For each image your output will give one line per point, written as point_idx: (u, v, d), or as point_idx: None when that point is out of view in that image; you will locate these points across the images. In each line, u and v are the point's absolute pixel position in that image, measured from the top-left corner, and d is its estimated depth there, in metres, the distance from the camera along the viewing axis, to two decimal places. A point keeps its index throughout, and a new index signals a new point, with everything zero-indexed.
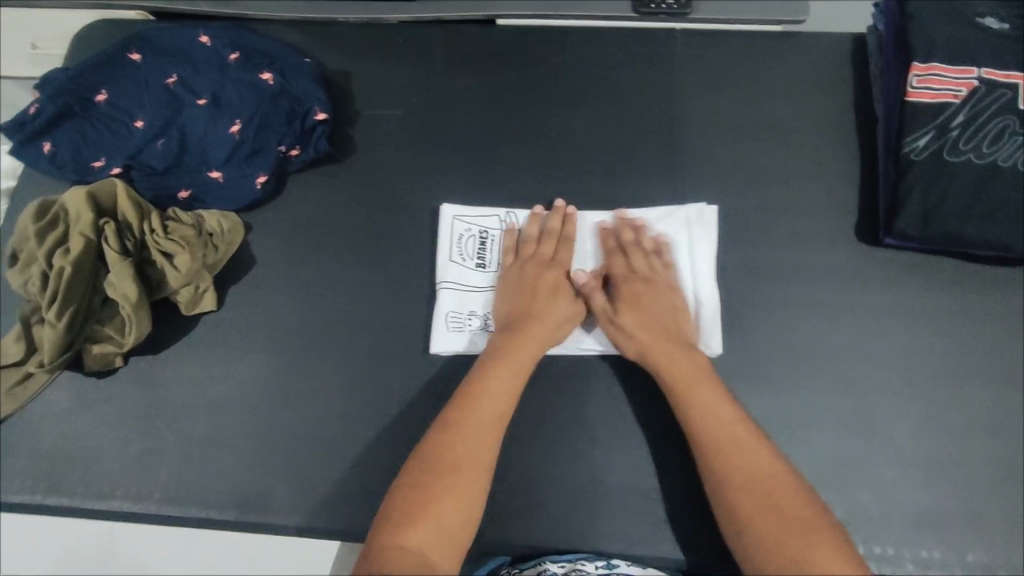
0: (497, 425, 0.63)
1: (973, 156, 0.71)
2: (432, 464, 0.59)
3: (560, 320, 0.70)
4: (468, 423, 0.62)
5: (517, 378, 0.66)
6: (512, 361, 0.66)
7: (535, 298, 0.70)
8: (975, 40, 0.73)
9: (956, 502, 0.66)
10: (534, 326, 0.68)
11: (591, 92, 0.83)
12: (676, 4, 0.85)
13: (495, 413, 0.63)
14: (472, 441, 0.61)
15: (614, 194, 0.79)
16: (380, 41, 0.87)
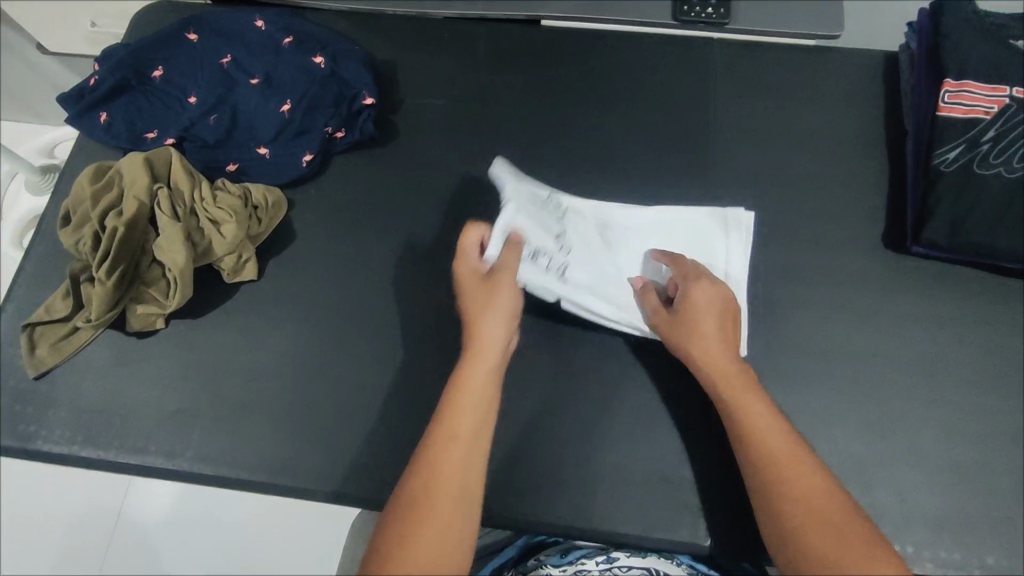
0: (463, 449, 0.57)
1: (1003, 170, 0.72)
2: (400, 507, 0.54)
3: (494, 320, 0.63)
4: (444, 450, 0.56)
5: (485, 398, 0.60)
6: (467, 385, 0.60)
7: (474, 303, 0.64)
8: (1009, 59, 0.75)
9: (979, 509, 0.67)
10: (477, 336, 0.63)
11: (628, 93, 0.86)
12: (716, 13, 0.87)
13: (459, 435, 0.57)
14: (450, 473, 0.55)
15: (648, 191, 0.81)
16: (427, 34, 0.90)
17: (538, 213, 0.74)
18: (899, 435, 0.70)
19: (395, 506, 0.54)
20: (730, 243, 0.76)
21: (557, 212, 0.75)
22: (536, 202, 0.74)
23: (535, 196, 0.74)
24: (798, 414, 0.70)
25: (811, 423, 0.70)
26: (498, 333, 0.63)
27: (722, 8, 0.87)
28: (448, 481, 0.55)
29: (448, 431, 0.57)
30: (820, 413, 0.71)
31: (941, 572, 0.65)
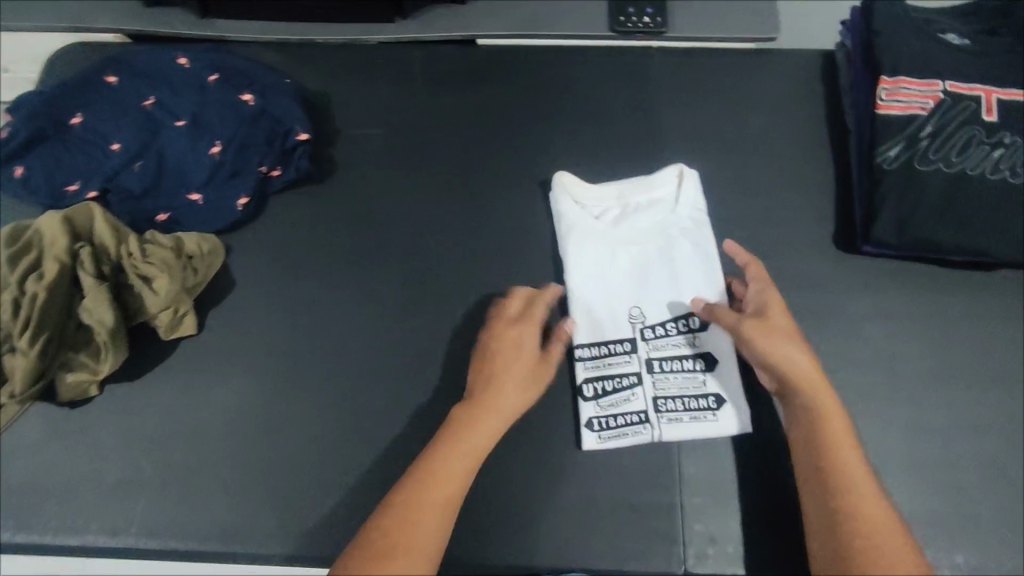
0: (444, 510, 0.57)
1: (941, 165, 0.72)
2: (371, 545, 0.53)
3: (520, 391, 0.65)
4: (424, 509, 0.56)
5: (468, 470, 0.60)
6: (462, 446, 0.60)
7: (516, 369, 0.65)
8: (940, 55, 0.76)
9: (949, 503, 0.68)
10: (494, 395, 0.63)
11: (570, 109, 0.84)
12: (652, 23, 0.86)
13: (438, 500, 0.57)
14: (424, 533, 0.55)
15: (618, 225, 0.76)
16: (360, 60, 0.87)
17: (678, 369, 0.71)
18: (865, 438, 0.70)
19: (369, 541, 0.54)
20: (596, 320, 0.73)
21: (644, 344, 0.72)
22: (683, 379, 0.70)
23: (691, 379, 0.70)
24: (765, 427, 0.69)
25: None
26: (513, 406, 0.64)
27: (658, 17, 0.86)
28: (421, 541, 0.54)
29: (430, 490, 0.57)
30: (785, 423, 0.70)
31: None
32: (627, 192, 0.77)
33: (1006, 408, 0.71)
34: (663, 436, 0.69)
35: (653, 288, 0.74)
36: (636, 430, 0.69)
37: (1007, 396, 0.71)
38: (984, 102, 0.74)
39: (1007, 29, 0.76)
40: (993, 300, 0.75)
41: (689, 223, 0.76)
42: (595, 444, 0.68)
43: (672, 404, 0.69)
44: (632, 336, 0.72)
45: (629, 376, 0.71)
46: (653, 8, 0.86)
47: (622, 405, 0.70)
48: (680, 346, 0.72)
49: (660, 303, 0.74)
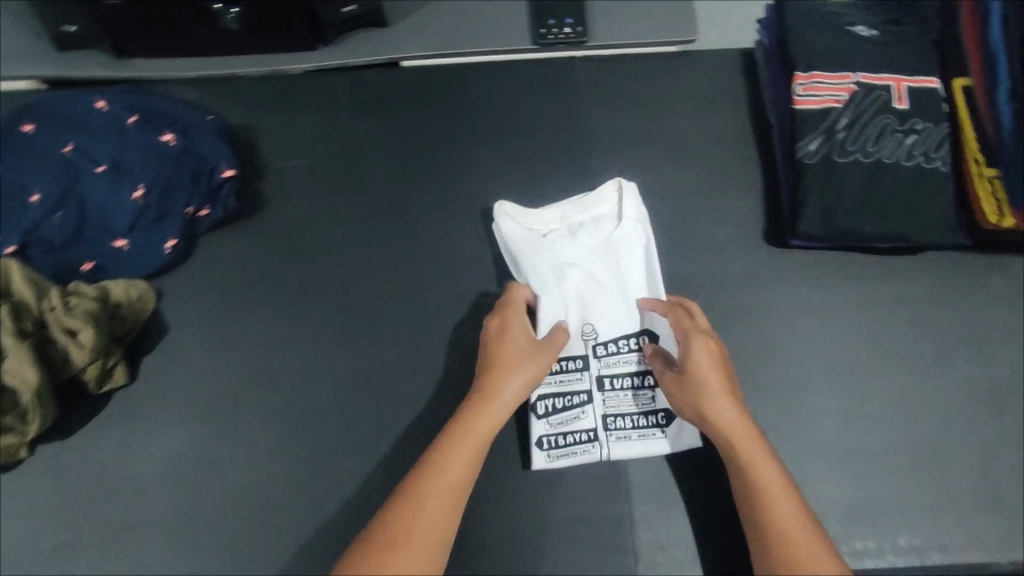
0: (450, 497, 0.58)
1: (859, 156, 0.74)
2: (373, 542, 0.54)
3: (520, 375, 0.65)
4: (429, 500, 0.57)
5: (476, 455, 0.61)
6: (468, 435, 0.62)
7: (511, 356, 0.67)
8: (850, 48, 0.78)
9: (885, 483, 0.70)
10: (496, 382, 0.65)
11: (498, 126, 0.85)
12: (573, 33, 0.86)
13: (443, 488, 0.58)
14: (427, 523, 0.56)
15: (567, 246, 0.76)
16: (284, 92, 0.87)
17: (628, 387, 0.74)
18: (804, 427, 0.71)
19: (370, 539, 0.55)
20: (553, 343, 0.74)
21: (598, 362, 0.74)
22: (633, 396, 0.73)
23: (641, 396, 0.73)
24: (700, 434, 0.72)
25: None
26: (515, 392, 0.65)
27: (579, 27, 0.86)
28: (425, 532, 0.56)
29: (435, 479, 0.59)
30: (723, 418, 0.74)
31: (856, 564, 0.67)
32: (572, 211, 0.77)
33: (938, 385, 0.73)
34: (611, 454, 0.71)
35: (601, 306, 0.75)
36: (586, 448, 0.71)
37: (940, 375, 0.73)
38: (894, 92, 0.76)
39: (910, 19, 0.78)
40: (922, 282, 0.76)
41: (634, 238, 0.76)
42: (545, 462, 0.71)
43: (621, 422, 0.72)
44: (582, 354, 0.74)
45: (580, 394, 0.73)
46: (573, 19, 0.86)
47: (573, 424, 0.72)
48: (629, 363, 0.74)
49: (608, 321, 0.75)
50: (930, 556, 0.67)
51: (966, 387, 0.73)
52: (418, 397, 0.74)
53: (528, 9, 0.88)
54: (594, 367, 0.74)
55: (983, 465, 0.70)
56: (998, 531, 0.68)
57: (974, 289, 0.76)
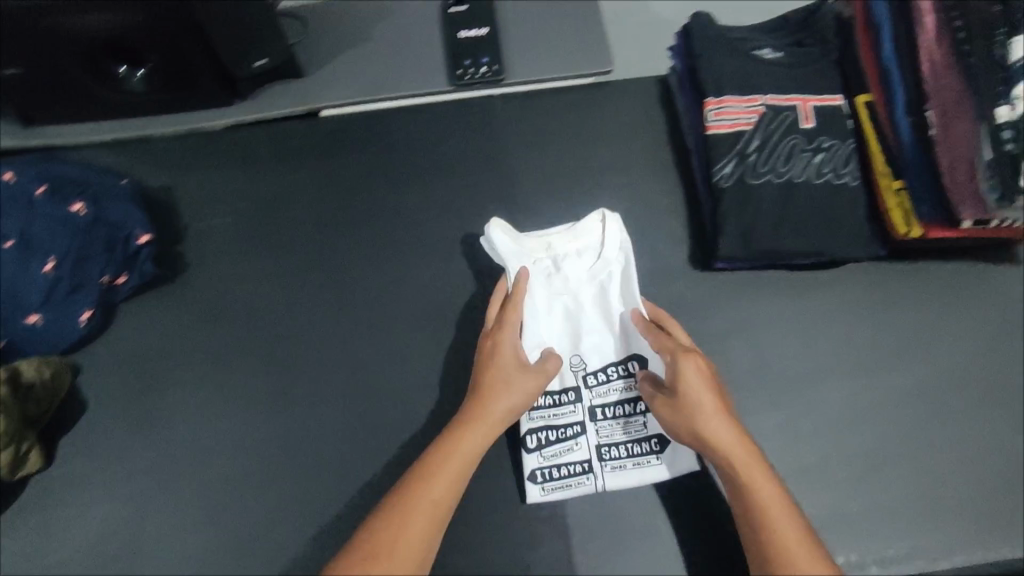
0: (434, 513, 0.60)
1: (771, 176, 0.75)
2: (358, 551, 0.56)
3: (510, 393, 0.67)
4: (414, 512, 0.59)
5: (463, 473, 0.63)
6: (457, 450, 0.63)
7: (500, 376, 0.68)
8: (758, 71, 0.79)
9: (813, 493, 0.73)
10: (486, 403, 0.66)
11: (422, 170, 0.86)
12: (490, 72, 0.86)
13: (429, 503, 0.60)
14: (409, 538, 0.57)
15: (549, 275, 0.76)
16: (203, 149, 0.86)
17: (621, 414, 0.74)
18: None
19: (356, 548, 0.56)
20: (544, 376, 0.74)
21: (590, 390, 0.75)
22: (627, 424, 0.74)
23: (635, 423, 0.74)
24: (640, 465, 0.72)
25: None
26: (503, 413, 0.66)
27: (495, 66, 0.86)
28: (407, 546, 0.57)
29: (422, 494, 0.60)
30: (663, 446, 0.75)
31: None
32: (553, 241, 0.76)
33: (869, 394, 0.74)
34: (607, 485, 0.72)
35: (587, 334, 0.76)
36: (581, 480, 0.72)
37: (870, 387, 0.75)
38: (801, 111, 0.77)
39: (812, 39, 0.79)
40: (846, 294, 0.78)
41: (616, 263, 0.76)
42: (539, 495, 0.71)
43: (615, 451, 0.73)
44: (575, 385, 0.75)
45: (574, 426, 0.73)
46: (489, 58, 0.87)
47: (567, 456, 0.73)
48: (622, 390, 0.74)
49: (597, 348, 0.76)
50: (869, 570, 0.69)
51: (896, 394, 0.74)
52: (351, 454, 0.72)
53: (444, 51, 0.89)
54: (586, 398, 0.74)
55: (915, 469, 0.72)
56: (932, 533, 0.70)
57: (898, 295, 0.78)
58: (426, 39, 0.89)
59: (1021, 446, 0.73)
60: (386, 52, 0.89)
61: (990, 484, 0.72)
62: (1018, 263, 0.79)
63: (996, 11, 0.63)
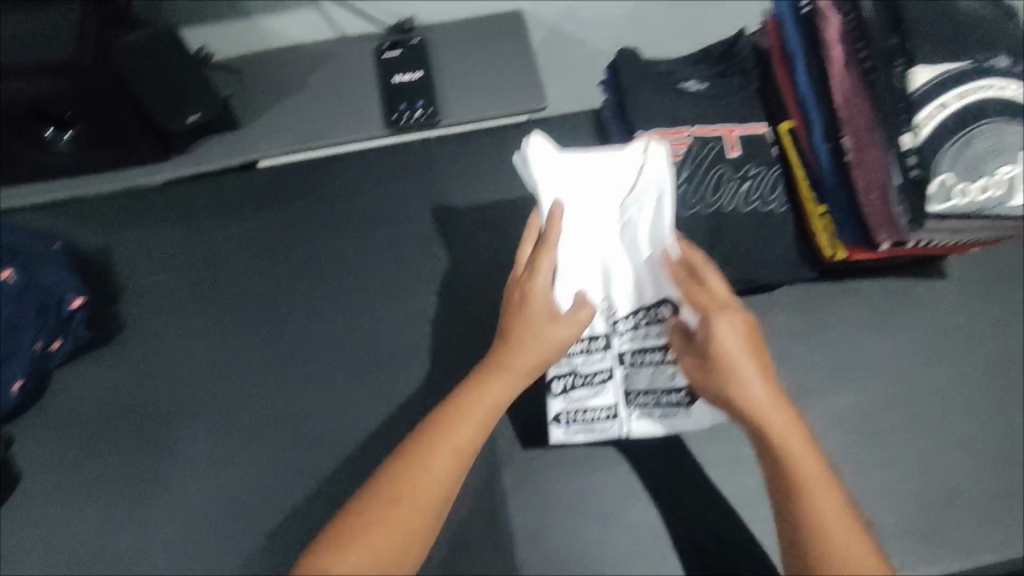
0: (457, 457, 0.60)
1: (700, 208, 0.77)
2: (375, 493, 0.57)
3: (537, 341, 0.65)
4: (436, 452, 0.59)
5: (488, 420, 0.62)
6: (482, 396, 0.63)
7: (531, 321, 0.66)
8: (683, 103, 0.81)
9: (751, 514, 0.75)
10: (513, 350, 0.65)
11: (362, 216, 0.87)
12: (425, 114, 0.87)
13: (453, 446, 0.60)
14: (428, 481, 0.58)
15: (581, 212, 0.73)
16: (143, 206, 0.86)
17: (655, 360, 0.74)
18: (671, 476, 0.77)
19: (376, 488, 0.58)
20: None
21: (622, 332, 0.75)
22: (657, 372, 0.74)
23: (667, 372, 0.73)
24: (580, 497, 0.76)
25: (608, 492, 0.76)
26: (532, 360, 0.65)
27: (430, 108, 0.87)
28: (426, 487, 0.58)
29: (444, 437, 0.60)
30: (606, 479, 0.76)
31: None
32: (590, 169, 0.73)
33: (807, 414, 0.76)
34: (632, 430, 0.74)
35: (619, 269, 0.74)
36: (605, 424, 0.74)
37: (809, 410, 0.76)
38: (726, 141, 0.79)
39: (732, 71, 0.82)
40: (780, 318, 0.79)
41: (647, 200, 0.72)
42: (563, 436, 0.74)
43: (643, 398, 0.74)
44: (605, 331, 0.75)
45: (602, 372, 0.75)
46: (424, 100, 0.88)
47: (593, 400, 0.75)
48: (652, 337, 0.74)
49: (628, 287, 0.74)
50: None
51: (833, 413, 0.76)
52: (294, 510, 0.72)
53: (380, 96, 0.89)
54: (616, 345, 0.75)
55: (854, 489, 0.73)
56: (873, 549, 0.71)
57: (831, 315, 0.80)
58: (362, 84, 0.90)
59: (957, 459, 0.74)
60: (323, 99, 0.90)
61: (927, 500, 0.73)
62: (946, 276, 0.81)
63: (892, 41, 0.64)
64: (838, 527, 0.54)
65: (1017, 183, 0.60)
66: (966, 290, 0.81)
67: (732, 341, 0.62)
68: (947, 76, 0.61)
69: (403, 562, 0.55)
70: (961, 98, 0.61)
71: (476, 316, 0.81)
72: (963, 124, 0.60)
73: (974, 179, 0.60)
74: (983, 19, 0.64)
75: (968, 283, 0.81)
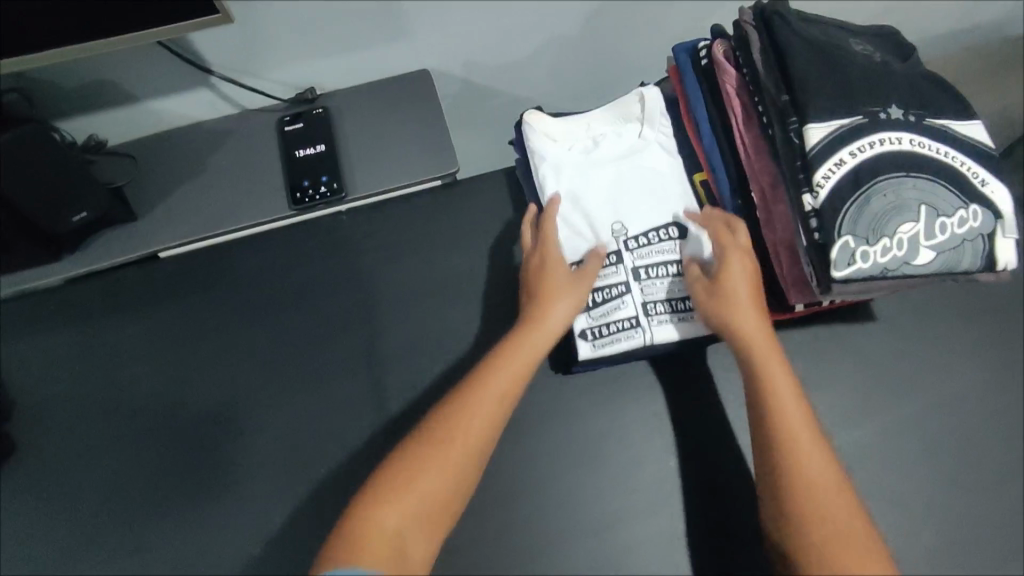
0: (500, 407, 0.65)
1: (616, 276, 0.73)
2: (427, 437, 0.63)
3: (562, 301, 0.70)
4: (479, 403, 0.65)
5: (524, 374, 0.67)
6: (515, 353, 0.68)
7: (548, 288, 0.71)
8: (593, 160, 0.77)
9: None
10: (543, 310, 0.70)
11: (272, 300, 0.84)
12: (329, 190, 0.84)
13: (494, 396, 0.66)
14: (473, 430, 0.64)
15: (586, 153, 0.77)
16: (35, 310, 0.82)
17: (672, 273, 0.73)
18: (604, 546, 0.75)
19: (432, 430, 0.64)
20: (582, 240, 0.75)
21: (635, 248, 0.74)
22: (672, 286, 0.72)
23: (678, 282, 0.73)
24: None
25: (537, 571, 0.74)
26: (560, 321, 0.70)
27: (335, 184, 0.84)
28: (469, 436, 0.64)
29: (486, 389, 0.66)
30: (537, 561, 0.75)
31: None
32: (594, 123, 0.78)
33: (737, 479, 0.76)
34: (655, 337, 0.71)
35: (633, 202, 0.75)
36: (629, 335, 0.71)
37: (727, 471, 0.76)
38: (637, 202, 0.75)
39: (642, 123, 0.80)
40: (700, 380, 0.79)
41: (652, 144, 0.77)
42: (590, 351, 0.72)
43: (661, 307, 0.72)
44: (616, 248, 0.74)
45: (618, 286, 0.72)
46: (328, 176, 0.84)
47: (615, 313, 0.72)
48: (663, 254, 0.73)
49: (640, 211, 0.75)
50: None
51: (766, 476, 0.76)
52: None
53: (284, 174, 0.86)
54: (628, 260, 0.73)
55: None
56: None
57: None
58: (265, 162, 0.87)
59: (880, 509, 0.75)
60: (225, 181, 0.86)
61: None
62: (874, 321, 0.80)
63: (784, 98, 0.63)
64: (818, 475, 0.60)
65: (922, 238, 0.57)
66: (895, 334, 0.80)
67: (740, 269, 0.66)
68: (838, 133, 0.60)
69: (445, 510, 0.61)
70: (855, 155, 0.59)
71: (395, 395, 0.79)
72: (859, 184, 0.58)
73: (875, 241, 0.57)
74: (870, 65, 0.64)
75: (898, 327, 0.80)
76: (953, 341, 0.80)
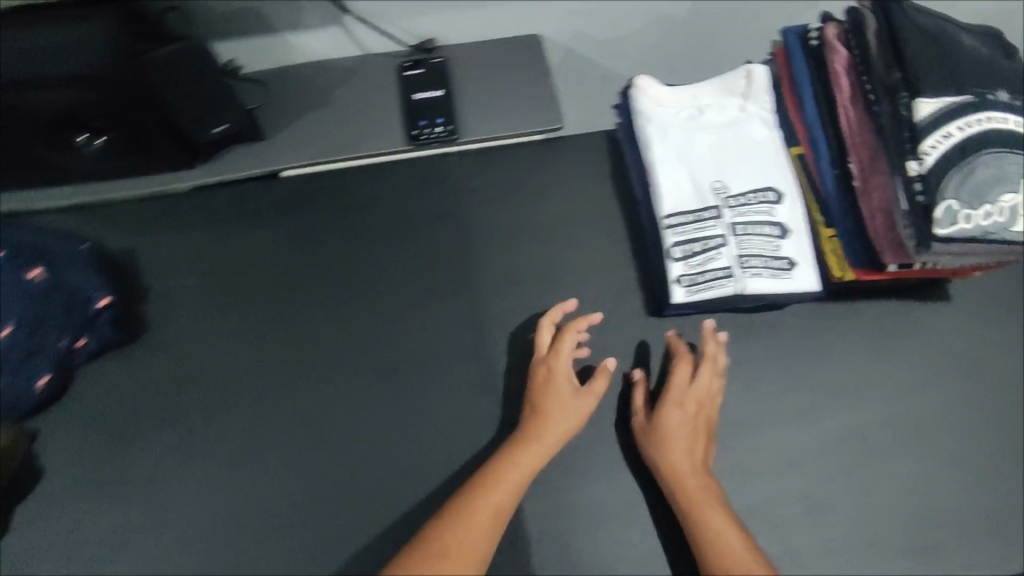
0: (494, 517, 0.70)
1: (716, 229, 0.78)
2: (425, 547, 0.67)
3: (564, 413, 0.77)
4: (476, 512, 0.70)
5: (518, 488, 0.73)
6: (511, 465, 0.74)
7: (551, 403, 0.77)
8: (698, 126, 0.83)
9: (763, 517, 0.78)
10: (541, 426, 0.76)
11: (385, 222, 0.90)
12: (445, 131, 0.89)
13: (492, 507, 0.71)
14: (473, 536, 0.68)
15: (692, 119, 0.83)
16: (166, 211, 0.90)
17: (766, 232, 0.78)
18: None
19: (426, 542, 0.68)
20: (683, 196, 0.80)
21: (733, 208, 0.79)
22: (766, 243, 0.78)
23: (772, 241, 0.78)
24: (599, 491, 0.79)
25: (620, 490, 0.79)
26: (557, 434, 0.76)
27: (450, 126, 0.90)
28: (472, 541, 0.68)
29: (484, 500, 0.71)
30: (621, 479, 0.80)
31: None
32: (702, 95, 0.83)
33: (811, 426, 0.81)
34: (747, 287, 0.77)
35: (734, 168, 0.81)
36: (722, 283, 0.77)
37: (803, 419, 0.81)
38: (738, 166, 0.81)
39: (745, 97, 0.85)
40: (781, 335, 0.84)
41: (754, 118, 0.82)
42: (683, 296, 0.78)
43: (754, 261, 0.77)
44: (716, 205, 0.79)
45: (714, 239, 0.78)
46: (444, 119, 0.90)
47: (710, 263, 0.77)
48: (758, 215, 0.78)
49: (740, 175, 0.80)
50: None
51: (836, 430, 0.81)
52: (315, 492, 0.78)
53: (400, 112, 0.92)
54: (726, 216, 0.78)
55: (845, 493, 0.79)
56: (867, 557, 0.77)
57: (832, 336, 0.84)
58: (386, 99, 0.93)
59: (941, 469, 0.80)
60: (348, 114, 0.92)
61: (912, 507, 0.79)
62: (946, 300, 0.85)
63: (896, 76, 0.67)
64: None
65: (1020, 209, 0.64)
66: (964, 316, 0.85)
67: (678, 417, 0.77)
68: (950, 108, 0.65)
69: None
70: (962, 130, 0.65)
71: (495, 323, 0.86)
72: (964, 154, 0.64)
73: (977, 207, 0.64)
74: (980, 59, 0.69)
75: (966, 309, 0.85)
76: (1016, 331, 0.85)
